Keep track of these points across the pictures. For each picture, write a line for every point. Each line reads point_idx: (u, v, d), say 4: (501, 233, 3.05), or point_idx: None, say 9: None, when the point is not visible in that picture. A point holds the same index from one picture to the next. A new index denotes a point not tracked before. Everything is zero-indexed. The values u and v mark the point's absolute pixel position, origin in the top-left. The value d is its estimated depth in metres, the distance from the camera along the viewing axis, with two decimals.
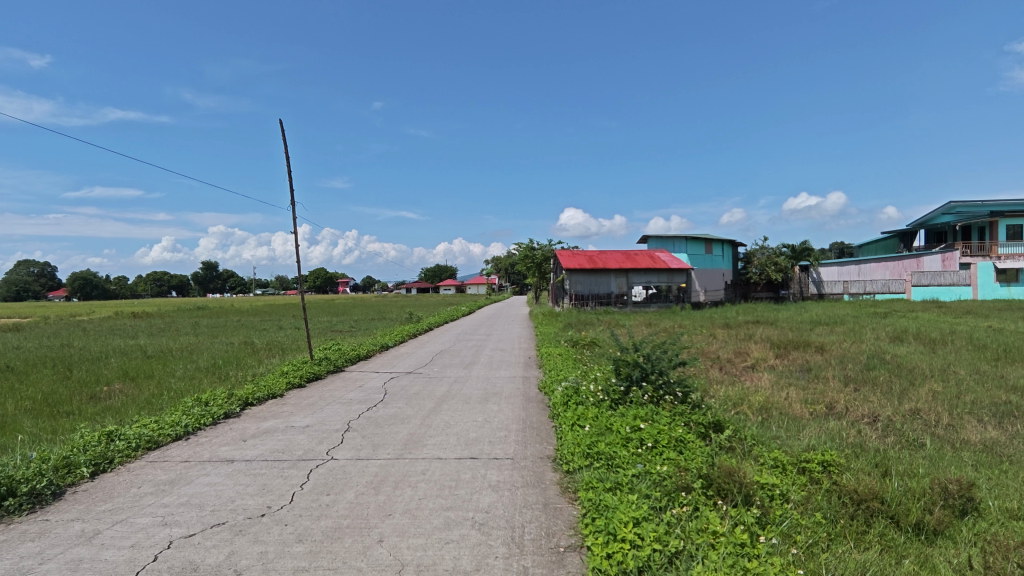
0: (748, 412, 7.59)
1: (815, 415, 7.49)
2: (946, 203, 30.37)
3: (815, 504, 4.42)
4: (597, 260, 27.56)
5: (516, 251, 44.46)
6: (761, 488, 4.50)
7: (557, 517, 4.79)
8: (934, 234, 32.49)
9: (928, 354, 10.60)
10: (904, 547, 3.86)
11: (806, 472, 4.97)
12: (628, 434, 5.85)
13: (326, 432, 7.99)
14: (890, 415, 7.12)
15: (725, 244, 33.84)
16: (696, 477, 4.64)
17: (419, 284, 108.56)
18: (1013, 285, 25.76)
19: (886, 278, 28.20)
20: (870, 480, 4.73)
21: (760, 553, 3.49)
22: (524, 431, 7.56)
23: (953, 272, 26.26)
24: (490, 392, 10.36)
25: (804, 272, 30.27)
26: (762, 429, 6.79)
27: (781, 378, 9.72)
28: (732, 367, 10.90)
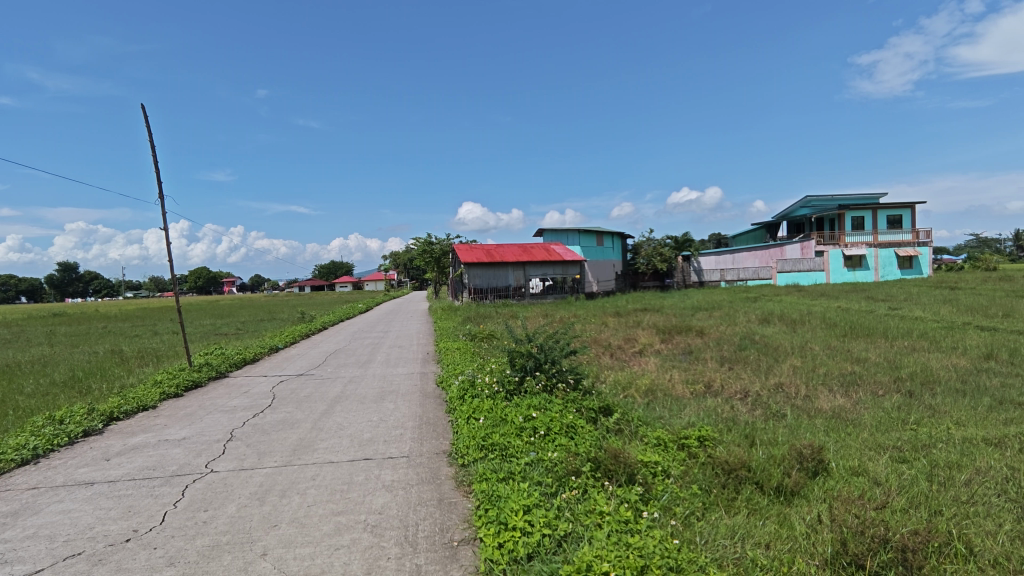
0: (636, 395, 8.00)
1: (695, 394, 8.05)
2: (802, 199, 33.95)
3: (693, 476, 4.73)
4: (495, 253, 27.80)
5: (414, 246, 43.75)
6: (644, 466, 4.75)
7: (451, 512, 4.75)
8: (794, 225, 36.22)
9: (790, 333, 11.75)
10: (767, 509, 4.24)
11: (685, 448, 5.31)
12: (521, 424, 5.94)
13: (206, 443, 7.39)
14: (758, 390, 7.81)
15: (615, 237, 35.46)
16: (585, 461, 4.81)
17: (313, 283, 103.84)
18: (858, 269, 29.35)
19: (756, 266, 30.96)
20: (739, 451, 5.15)
21: (642, 528, 3.68)
22: (420, 428, 7.45)
23: (810, 259, 29.36)
24: (387, 390, 10.09)
25: (686, 262, 32.48)
26: (648, 410, 7.19)
27: (666, 361, 10.34)
28: (622, 353, 11.44)
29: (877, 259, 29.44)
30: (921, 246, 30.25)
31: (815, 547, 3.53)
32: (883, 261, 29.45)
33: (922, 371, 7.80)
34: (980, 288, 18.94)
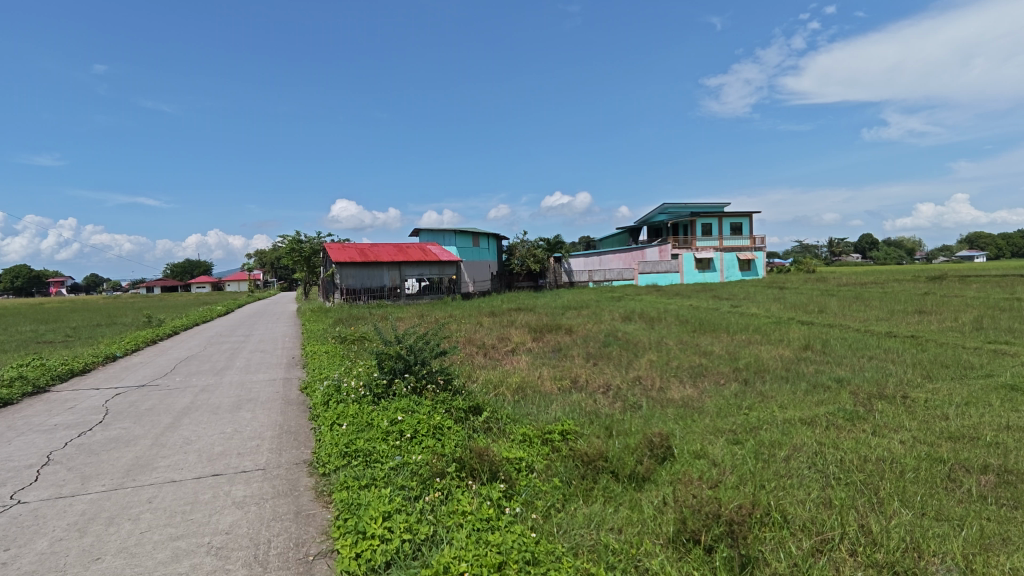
0: (506, 393, 8.13)
1: (562, 389, 8.36)
2: (660, 206, 37.01)
3: (554, 470, 4.89)
4: (369, 253, 26.95)
5: (281, 244, 41.09)
6: (508, 463, 4.83)
7: (309, 525, 4.47)
8: (653, 230, 39.32)
9: (649, 330, 12.65)
10: (621, 496, 4.49)
11: (549, 443, 5.47)
12: (387, 428, 5.76)
13: (14, 470, 6.30)
14: (618, 384, 8.30)
15: (491, 238, 35.99)
16: (450, 461, 4.77)
17: (162, 283, 93.65)
18: (706, 271, 32.73)
19: (621, 268, 33.07)
20: (598, 442, 5.40)
21: (503, 525, 3.72)
22: (280, 437, 6.96)
23: (667, 261, 32.09)
24: (244, 399, 9.32)
25: (558, 263, 33.82)
26: (516, 407, 7.34)
27: (537, 359, 10.64)
28: (495, 352, 11.60)
29: (722, 261, 33.01)
30: (757, 250, 34.24)
31: (660, 528, 3.79)
32: (727, 264, 33.13)
33: (755, 361, 8.78)
34: (802, 287, 21.97)
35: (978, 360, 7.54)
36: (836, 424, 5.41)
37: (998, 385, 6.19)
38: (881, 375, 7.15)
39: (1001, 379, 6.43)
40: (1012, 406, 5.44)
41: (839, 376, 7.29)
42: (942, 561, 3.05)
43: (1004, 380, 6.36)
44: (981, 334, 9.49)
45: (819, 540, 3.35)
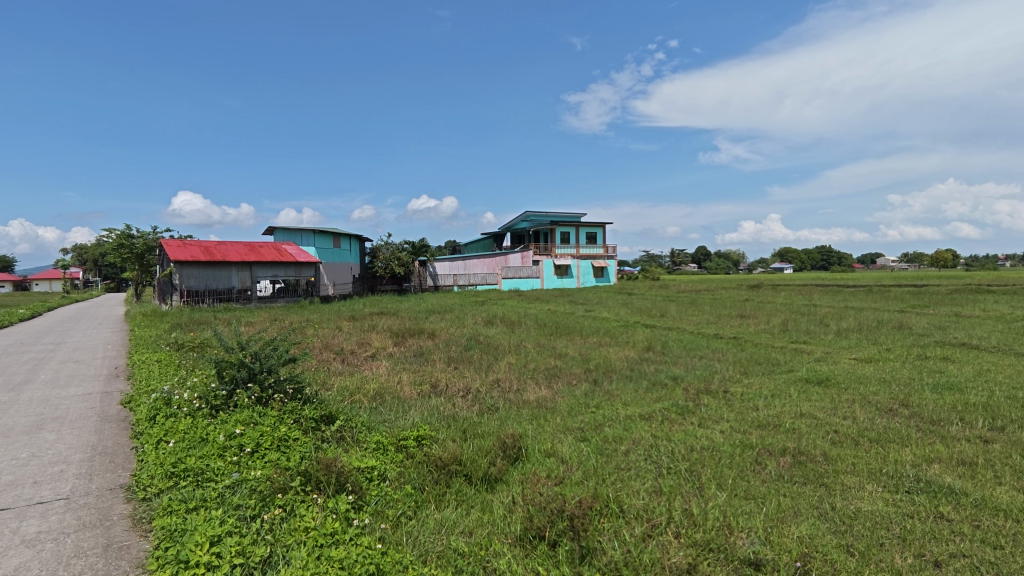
0: (363, 400, 7.84)
1: (422, 394, 8.27)
2: (522, 213, 38.32)
3: (407, 477, 4.80)
4: (214, 251, 24.60)
5: (107, 240, 36.05)
6: (358, 472, 4.64)
7: (120, 559, 3.91)
8: (516, 237, 40.58)
9: (509, 333, 12.99)
10: (473, 499, 4.53)
11: (403, 449, 5.35)
12: (224, 443, 5.25)
13: None
14: (477, 387, 8.39)
15: (354, 240, 34.70)
16: (294, 476, 4.48)
17: None
18: (565, 277, 34.49)
19: (484, 272, 33.63)
20: (452, 446, 5.39)
21: (349, 538, 3.56)
22: (92, 460, 6.05)
23: (528, 267, 33.29)
24: (47, 417, 7.98)
25: (423, 267, 33.54)
26: (373, 414, 7.10)
27: (397, 364, 10.41)
28: (354, 358, 11.16)
29: (578, 268, 35.00)
30: (609, 259, 36.88)
31: (509, 527, 3.87)
32: (583, 271, 35.22)
33: (604, 362, 9.39)
34: (648, 294, 24.04)
35: (783, 358, 8.75)
36: (669, 418, 5.95)
37: (796, 378, 7.24)
38: (708, 372, 8.02)
39: (799, 373, 7.54)
40: (806, 396, 6.36)
41: (674, 374, 8.04)
42: (747, 535, 3.46)
43: (801, 374, 7.44)
44: (786, 334, 11.06)
45: (650, 526, 3.63)
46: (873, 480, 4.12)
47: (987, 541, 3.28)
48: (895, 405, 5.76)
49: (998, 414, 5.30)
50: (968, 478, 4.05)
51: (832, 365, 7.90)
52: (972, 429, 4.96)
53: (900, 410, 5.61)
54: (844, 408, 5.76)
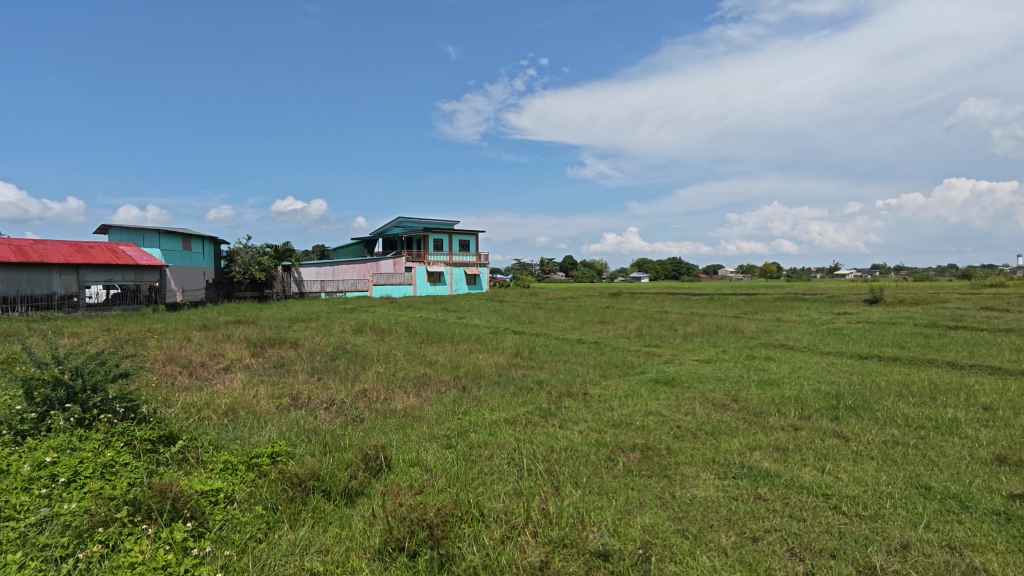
0: (211, 416, 7.16)
1: (280, 408, 7.75)
2: (395, 219, 37.64)
3: (258, 497, 4.45)
4: (30, 250, 21.15)
5: None
6: (200, 497, 4.21)
7: None
8: (388, 243, 39.76)
9: (379, 341, 12.64)
10: (331, 515, 4.32)
11: (255, 467, 4.95)
12: (31, 474, 4.48)
13: None
14: (343, 398, 8.05)
15: (208, 242, 31.79)
16: (120, 506, 3.95)
17: None
18: (438, 284, 34.40)
19: (355, 279, 32.19)
20: (311, 461, 5.10)
21: (185, 570, 3.22)
22: None
23: (400, 274, 32.73)
24: None
25: (287, 273, 31.59)
26: (222, 431, 6.51)
27: (254, 376, 9.67)
28: (203, 371, 10.18)
29: (451, 275, 35.11)
30: (482, 266, 37.50)
31: (368, 541, 3.75)
32: (456, 278, 35.39)
33: (474, 368, 9.49)
34: (518, 301, 24.77)
35: (636, 360, 9.46)
36: (532, 421, 6.16)
37: (647, 379, 7.85)
38: (571, 376, 8.44)
39: (650, 374, 8.18)
40: (655, 395, 6.92)
41: (540, 379, 8.33)
42: (598, 528, 3.67)
43: (651, 375, 8.09)
44: (640, 338, 11.97)
45: (509, 528, 3.72)
46: (707, 469, 4.57)
47: (793, 515, 3.79)
48: (728, 401, 6.46)
49: (805, 405, 6.16)
50: (781, 461, 4.65)
51: (677, 366, 8.69)
52: (785, 419, 5.71)
53: (731, 405, 6.31)
54: (686, 405, 6.34)
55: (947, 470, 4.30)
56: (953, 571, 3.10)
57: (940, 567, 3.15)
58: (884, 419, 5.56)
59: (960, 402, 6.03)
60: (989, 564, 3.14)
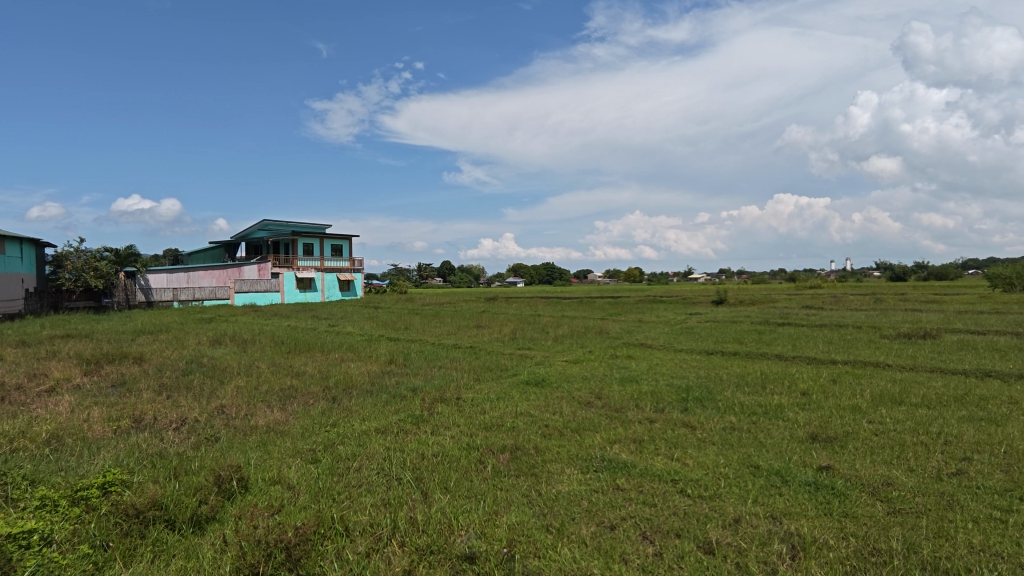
0: (29, 447, 6.18)
1: (118, 431, 6.89)
2: (259, 222, 35.19)
3: (84, 535, 3.89)
4: None
5: None
6: (8, 539, 3.50)
7: None
8: (252, 247, 37.08)
9: (239, 353, 11.70)
10: (174, 547, 3.91)
11: (82, 501, 4.30)
12: None
13: None
14: (196, 417, 7.35)
15: (28, 245, 27.38)
16: None
17: None
18: (308, 291, 32.71)
19: (213, 286, 29.57)
20: (152, 489, 4.58)
21: None
22: None
23: (266, 280, 30.64)
24: None
25: (130, 279, 28.07)
26: (42, 463, 5.63)
27: (87, 397, 8.51)
28: (21, 394, 8.76)
29: (323, 282, 33.59)
30: (356, 272, 36.31)
31: (218, 570, 3.45)
32: (328, 284, 33.89)
33: (345, 378, 9.12)
34: (394, 307, 24.23)
35: (510, 363, 9.69)
36: (404, 428, 6.06)
37: (518, 381, 8.07)
38: (445, 381, 8.43)
39: (521, 376, 8.42)
40: (526, 396, 7.14)
41: (414, 386, 8.21)
42: (466, 532, 3.69)
43: (522, 377, 8.33)
44: (514, 342, 12.28)
45: (374, 540, 3.63)
46: (571, 464, 4.79)
47: (646, 502, 4.09)
48: (592, 398, 6.83)
49: (659, 399, 6.70)
50: (637, 453, 5.00)
51: (547, 367, 9.04)
52: (642, 412, 6.17)
53: (595, 402, 6.70)
54: (554, 405, 6.61)
55: (771, 450, 4.89)
56: (773, 538, 3.52)
57: (764, 535, 3.57)
58: (724, 408, 6.21)
59: (783, 389, 6.91)
60: (801, 529, 3.61)
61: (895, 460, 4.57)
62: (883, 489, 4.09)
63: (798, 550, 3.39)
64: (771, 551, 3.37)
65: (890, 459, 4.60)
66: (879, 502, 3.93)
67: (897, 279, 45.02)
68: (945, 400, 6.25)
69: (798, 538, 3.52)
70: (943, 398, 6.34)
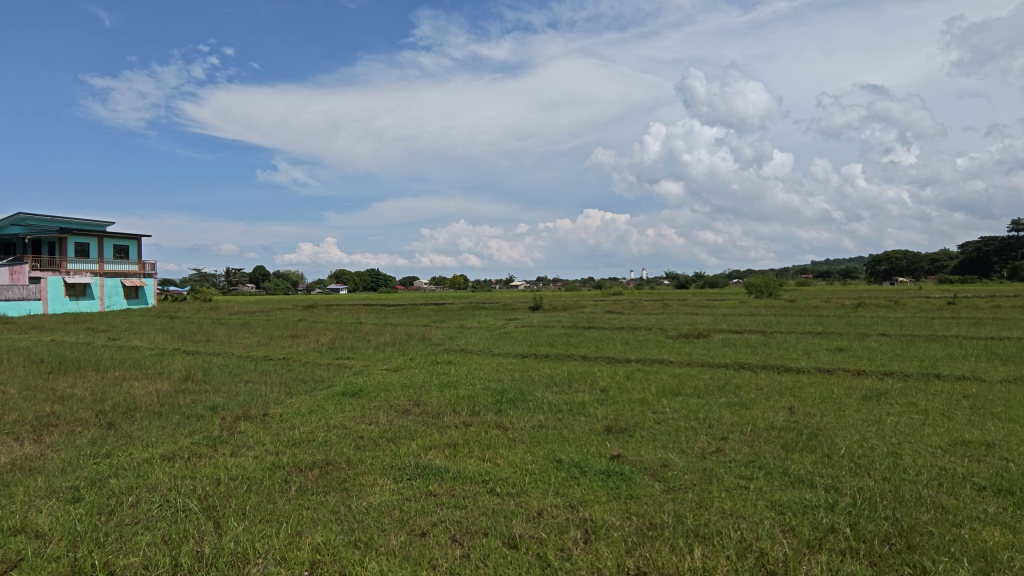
0: None
1: None
2: (11, 215, 28.93)
3: None
4: None
5: None
6: None
7: None
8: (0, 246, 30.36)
9: None
10: None
11: None
12: None
13: None
14: None
15: None
16: None
17: None
18: (82, 299, 27.76)
19: None
20: None
21: None
22: None
23: (22, 287, 25.19)
24: None
25: None
26: None
27: None
28: None
29: (103, 288, 28.79)
30: (146, 277, 31.72)
31: None
32: (109, 291, 29.10)
33: (126, 400, 7.87)
34: (195, 316, 21.62)
35: (326, 374, 9.22)
36: (197, 453, 5.42)
37: (333, 393, 7.69)
38: (252, 397, 7.72)
39: (338, 387, 8.04)
40: (340, 408, 6.84)
41: (213, 404, 7.37)
42: (263, 560, 3.41)
43: (339, 388, 7.98)
44: (332, 352, 11.73)
45: None
46: (384, 475, 4.70)
47: (457, 505, 4.17)
48: (410, 406, 6.78)
49: (475, 402, 6.90)
50: (450, 457, 5.09)
51: (366, 377, 8.78)
52: (458, 417, 6.29)
53: (413, 409, 6.66)
54: (371, 415, 6.43)
55: (571, 444, 5.32)
56: (570, 525, 3.82)
57: (561, 524, 3.85)
58: (534, 408, 6.60)
59: (586, 387, 7.57)
60: (593, 514, 3.97)
61: (671, 444, 5.27)
62: (660, 470, 4.68)
63: (590, 534, 3.72)
64: (567, 539, 3.65)
65: (668, 443, 5.29)
66: (657, 482, 4.49)
67: (681, 286, 52.20)
68: (711, 390, 7.38)
69: (591, 523, 3.86)
70: (708, 388, 7.47)
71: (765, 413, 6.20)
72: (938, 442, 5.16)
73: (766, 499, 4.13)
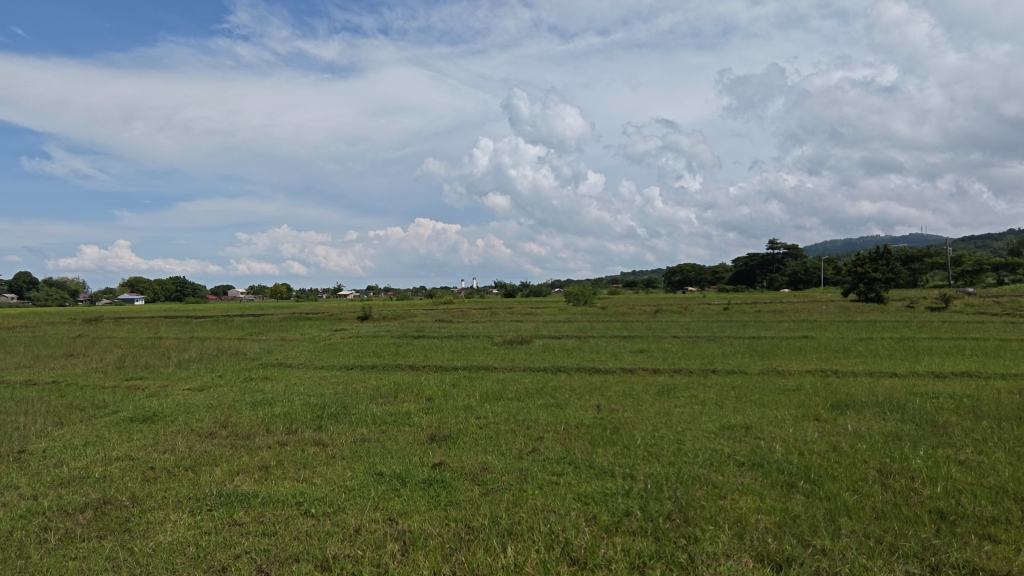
0: None
1: None
2: None
3: None
4: None
5: None
6: None
7: None
8: None
9: None
10: None
11: None
12: None
13: None
14: None
15: None
16: None
17: None
18: None
19: None
20: None
21: None
22: None
23: None
24: None
25: None
26: None
27: None
28: None
29: None
30: None
31: None
32: None
33: None
34: None
35: (109, 398, 7.95)
36: None
37: (119, 420, 6.65)
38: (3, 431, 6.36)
39: (124, 413, 6.99)
40: (126, 437, 5.95)
41: None
42: None
43: (126, 413, 6.94)
44: (121, 371, 10.19)
45: None
46: (178, 509, 4.19)
47: (266, 532, 3.87)
48: (216, 428, 6.15)
49: (292, 419, 6.47)
50: (260, 481, 4.71)
51: (162, 399, 7.76)
52: (272, 436, 5.84)
53: (219, 432, 6.04)
54: (166, 442, 5.70)
55: (394, 455, 5.25)
56: (387, 539, 3.77)
57: (379, 539, 3.78)
58: (357, 421, 6.39)
59: (412, 397, 7.54)
60: (412, 525, 3.96)
61: (491, 447, 5.47)
62: (480, 474, 4.83)
63: (408, 545, 3.71)
64: (384, 553, 3.59)
65: (488, 447, 5.48)
66: (476, 486, 4.62)
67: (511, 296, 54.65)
68: (530, 393, 7.80)
69: (410, 534, 3.85)
70: (528, 391, 7.91)
71: (576, 412, 6.75)
72: (712, 428, 6.05)
73: (574, 492, 4.47)
